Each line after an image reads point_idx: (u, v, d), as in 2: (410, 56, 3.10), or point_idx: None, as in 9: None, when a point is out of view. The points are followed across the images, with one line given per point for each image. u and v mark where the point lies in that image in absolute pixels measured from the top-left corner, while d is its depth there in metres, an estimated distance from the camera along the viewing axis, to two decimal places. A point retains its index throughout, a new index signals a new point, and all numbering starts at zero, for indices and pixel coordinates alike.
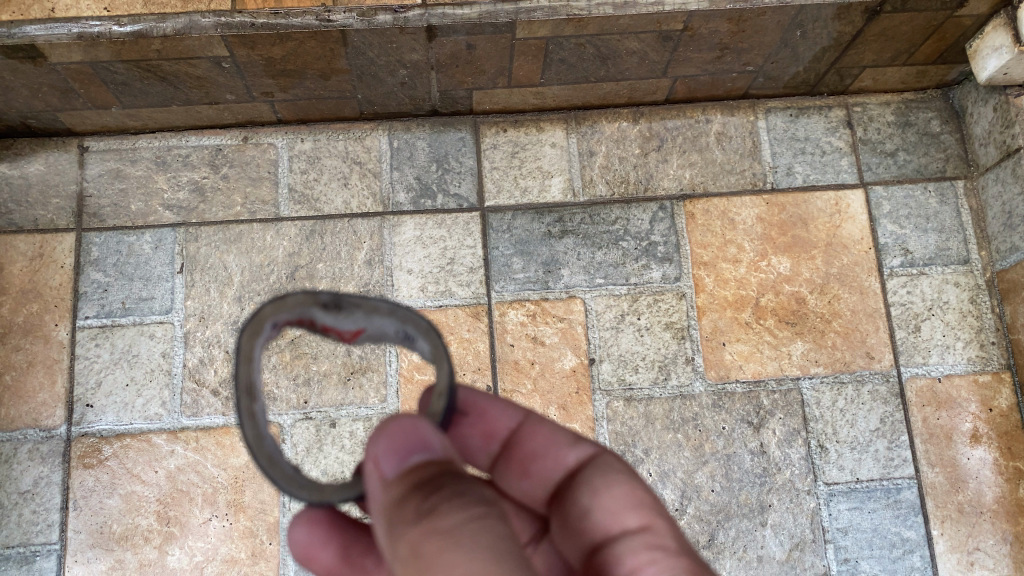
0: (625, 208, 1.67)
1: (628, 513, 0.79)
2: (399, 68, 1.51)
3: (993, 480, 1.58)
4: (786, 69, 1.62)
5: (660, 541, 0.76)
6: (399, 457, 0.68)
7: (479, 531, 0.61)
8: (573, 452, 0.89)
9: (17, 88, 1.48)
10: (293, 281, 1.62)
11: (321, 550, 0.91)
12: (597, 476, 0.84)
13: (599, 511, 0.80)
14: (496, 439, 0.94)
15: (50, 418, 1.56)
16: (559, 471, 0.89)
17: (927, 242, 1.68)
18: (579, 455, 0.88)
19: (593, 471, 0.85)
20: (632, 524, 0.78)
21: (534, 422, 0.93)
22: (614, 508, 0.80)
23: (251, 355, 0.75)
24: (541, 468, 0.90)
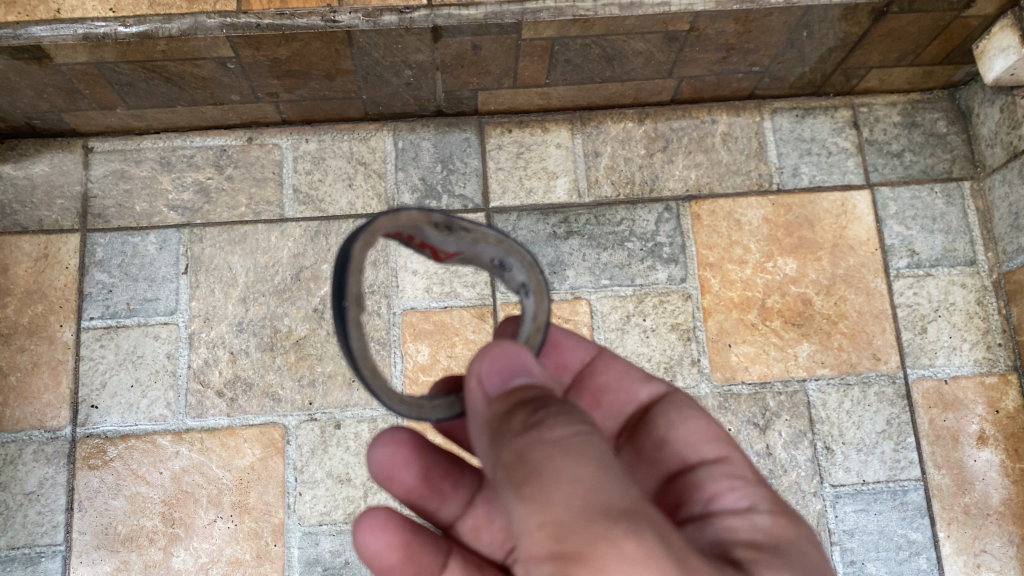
0: (630, 209, 1.67)
1: (703, 445, 0.88)
2: (405, 69, 1.51)
3: (1000, 481, 1.58)
4: (792, 70, 1.61)
5: (734, 471, 0.85)
6: (503, 376, 0.72)
7: (586, 441, 0.63)
8: (645, 387, 0.99)
9: (22, 89, 1.48)
10: (298, 282, 1.61)
11: (403, 470, 1.00)
12: (673, 411, 0.93)
13: (676, 441, 0.89)
14: (569, 370, 1.04)
15: (55, 419, 1.55)
16: (631, 402, 0.99)
17: (934, 243, 1.67)
18: (650, 391, 0.98)
19: (669, 405, 0.94)
20: (708, 455, 0.88)
21: (607, 358, 1.04)
22: (691, 440, 0.89)
23: (359, 258, 0.75)
24: (614, 400, 1.00)
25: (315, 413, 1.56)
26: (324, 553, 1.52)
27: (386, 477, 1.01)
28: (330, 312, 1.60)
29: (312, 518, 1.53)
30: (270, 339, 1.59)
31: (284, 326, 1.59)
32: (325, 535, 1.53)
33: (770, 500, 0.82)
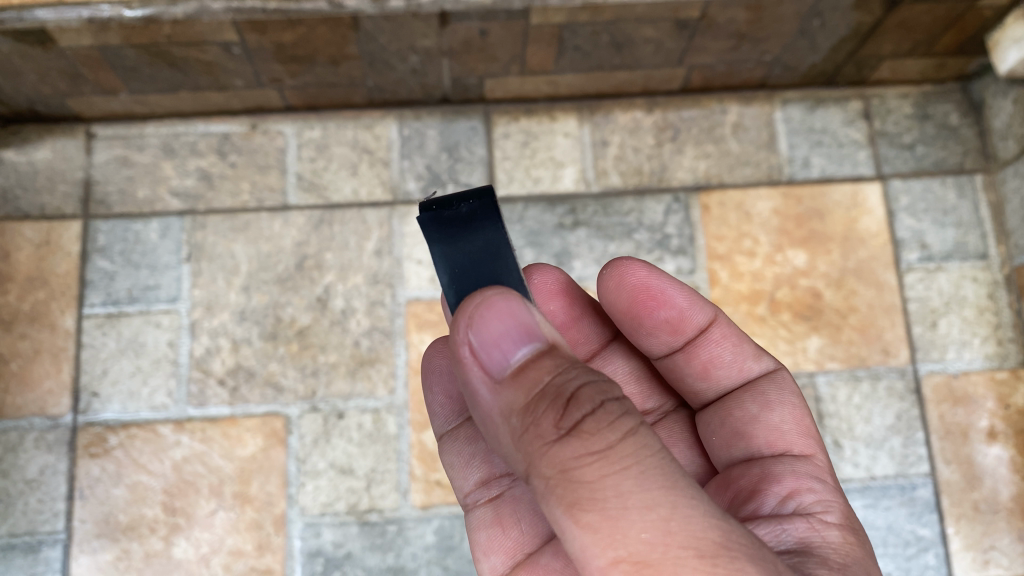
0: (639, 199, 1.64)
1: (794, 436, 0.94)
2: (411, 55, 1.49)
3: (1010, 477, 1.55)
4: (804, 60, 1.59)
5: (818, 469, 0.90)
6: (523, 341, 0.70)
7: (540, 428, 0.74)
8: (756, 364, 1.01)
9: (25, 73, 1.45)
10: (301, 270, 1.59)
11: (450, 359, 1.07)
12: (772, 391, 0.98)
13: (770, 424, 0.95)
14: (682, 333, 1.01)
15: (56, 406, 1.53)
16: (741, 377, 1.01)
17: (946, 236, 1.65)
18: (759, 368, 1.01)
19: (771, 384, 0.99)
20: (795, 447, 0.93)
21: (723, 327, 1.01)
22: (784, 429, 0.94)
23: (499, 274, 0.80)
24: (722, 369, 1.02)
25: (318, 402, 1.54)
26: (326, 544, 1.50)
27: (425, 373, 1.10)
28: (333, 301, 1.58)
29: (314, 509, 1.51)
30: (272, 328, 1.57)
31: (287, 315, 1.57)
32: (327, 526, 1.51)
33: (844, 512, 0.84)
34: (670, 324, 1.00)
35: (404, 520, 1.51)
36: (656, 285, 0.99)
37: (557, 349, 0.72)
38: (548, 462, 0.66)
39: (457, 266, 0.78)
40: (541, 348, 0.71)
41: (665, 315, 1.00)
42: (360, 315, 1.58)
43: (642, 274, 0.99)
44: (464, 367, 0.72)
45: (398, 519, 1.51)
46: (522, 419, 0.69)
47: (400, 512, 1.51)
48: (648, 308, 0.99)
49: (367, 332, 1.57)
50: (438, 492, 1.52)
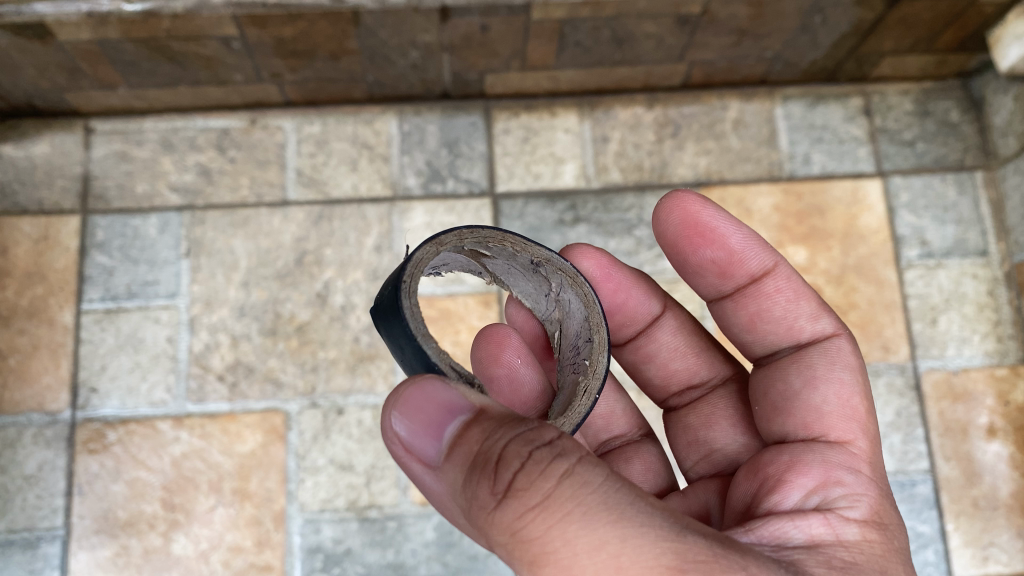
0: (639, 195, 1.64)
1: (835, 417, 0.90)
2: (411, 50, 1.48)
3: (1009, 474, 1.56)
4: (805, 56, 1.58)
5: (855, 458, 0.87)
6: (451, 416, 0.73)
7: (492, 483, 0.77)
8: (810, 325, 0.99)
9: (24, 67, 1.44)
10: (301, 266, 1.59)
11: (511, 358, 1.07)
12: (821, 365, 0.94)
13: (813, 405, 0.91)
14: (732, 278, 1.04)
15: (54, 402, 1.53)
16: (791, 336, 1.00)
17: (946, 233, 1.65)
18: (812, 330, 0.99)
19: (820, 357, 0.94)
20: (833, 431, 0.89)
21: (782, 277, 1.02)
22: (824, 411, 0.90)
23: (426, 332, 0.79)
24: (774, 327, 1.02)
25: (318, 398, 1.54)
26: (325, 540, 1.50)
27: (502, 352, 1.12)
28: (333, 297, 1.57)
29: (314, 505, 1.51)
30: (272, 324, 1.56)
31: (287, 311, 1.57)
32: (327, 522, 1.50)
33: (871, 507, 0.82)
34: (717, 265, 1.04)
35: (403, 516, 1.51)
36: (707, 220, 1.02)
37: (487, 408, 0.74)
38: (498, 527, 0.70)
39: (400, 349, 0.82)
40: (467, 418, 0.73)
41: (712, 255, 1.03)
42: (360, 311, 1.57)
43: (692, 208, 1.02)
44: (408, 458, 0.79)
45: (398, 515, 1.51)
46: (467, 489, 0.72)
47: (399, 508, 1.51)
48: (694, 245, 1.04)
49: (367, 329, 1.56)
50: None
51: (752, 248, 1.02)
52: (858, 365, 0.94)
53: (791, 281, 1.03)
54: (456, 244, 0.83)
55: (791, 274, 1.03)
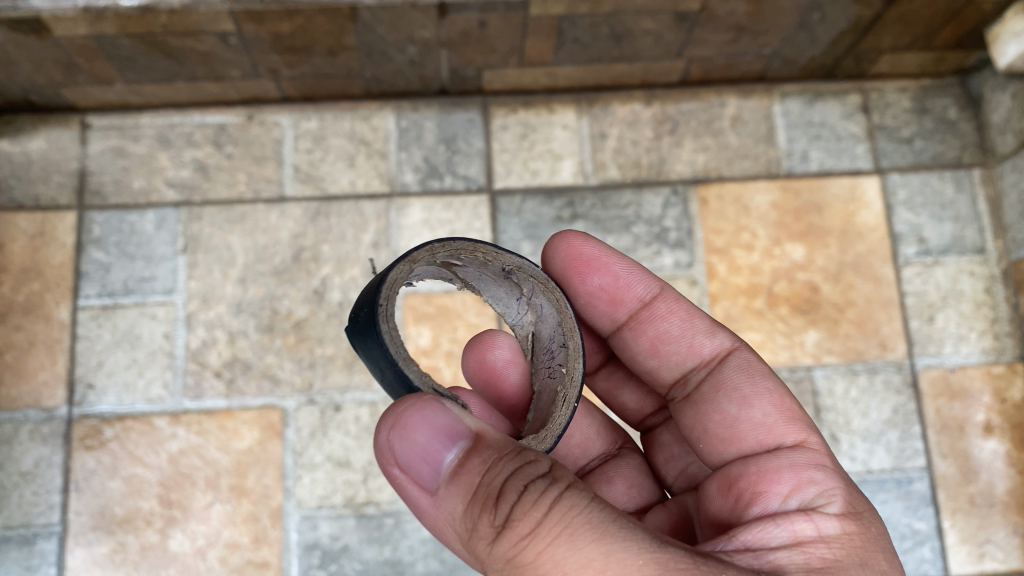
0: (637, 192, 1.63)
1: (780, 426, 0.90)
2: (409, 46, 1.48)
3: (1005, 472, 1.56)
4: (803, 53, 1.58)
5: (816, 454, 0.87)
6: (448, 445, 0.72)
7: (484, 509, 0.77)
8: (709, 341, 1.01)
9: (19, 62, 1.44)
10: (298, 263, 1.58)
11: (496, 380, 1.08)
12: (743, 381, 0.95)
13: (750, 420, 0.91)
14: (624, 305, 1.05)
15: (51, 399, 1.52)
16: (693, 353, 1.01)
17: (944, 231, 1.65)
18: (713, 346, 1.00)
19: (739, 375, 0.95)
20: (787, 437, 0.89)
21: (669, 301, 1.05)
22: (768, 420, 0.91)
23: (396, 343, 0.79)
24: (675, 351, 1.02)
25: (315, 395, 1.54)
26: (323, 537, 1.50)
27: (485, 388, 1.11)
28: (330, 294, 1.57)
29: (311, 502, 1.50)
30: (269, 320, 1.56)
31: (284, 308, 1.56)
32: (324, 519, 1.50)
33: (847, 498, 0.82)
34: (607, 293, 1.05)
35: (400, 513, 1.51)
36: (589, 252, 1.05)
37: (486, 436, 0.74)
38: (496, 558, 0.71)
39: (379, 368, 0.82)
40: (467, 447, 0.73)
41: (600, 283, 1.05)
42: None
43: (575, 242, 1.06)
44: (402, 485, 0.76)
45: (395, 512, 1.51)
46: (464, 521, 0.72)
47: (396, 505, 1.51)
48: (581, 276, 1.05)
49: None
50: None
51: (633, 275, 1.06)
52: (768, 369, 0.96)
53: (680, 304, 1.05)
54: (429, 259, 0.82)
55: (676, 296, 1.06)
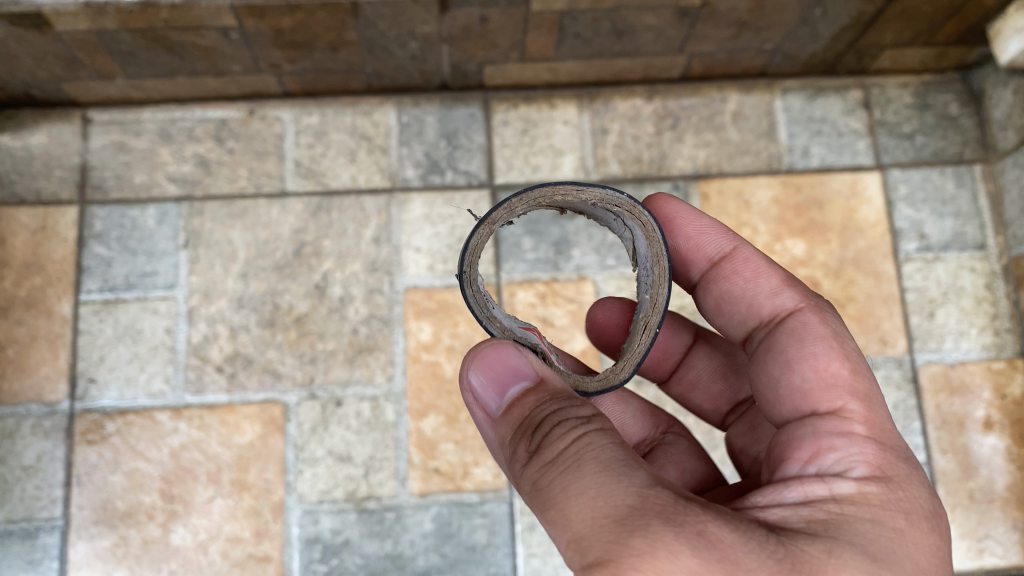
0: (638, 187, 1.63)
1: (817, 390, 0.80)
2: (410, 41, 1.48)
3: (1005, 467, 1.57)
4: (805, 48, 1.58)
5: (846, 424, 0.77)
6: (511, 380, 0.79)
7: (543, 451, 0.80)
8: (771, 301, 0.92)
9: (21, 57, 1.44)
10: (299, 258, 1.59)
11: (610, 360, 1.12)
12: (793, 344, 0.84)
13: (792, 386, 0.82)
14: (697, 268, 1.02)
15: (53, 393, 1.53)
16: (753, 314, 0.94)
17: (945, 227, 1.65)
18: (773, 306, 0.91)
19: (789, 338, 0.85)
20: (822, 403, 0.79)
21: (739, 257, 0.98)
22: (804, 386, 0.81)
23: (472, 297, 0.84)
24: (735, 309, 0.96)
25: (316, 390, 1.54)
26: (324, 531, 1.50)
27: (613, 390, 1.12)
28: (331, 289, 1.58)
29: (312, 496, 1.51)
30: (270, 316, 1.56)
31: (285, 303, 1.57)
32: (325, 513, 1.51)
33: (868, 464, 0.74)
34: (680, 256, 1.03)
35: (402, 507, 1.51)
36: (670, 211, 1.02)
37: (551, 382, 0.80)
38: (524, 482, 0.73)
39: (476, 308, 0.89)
40: (529, 386, 0.79)
41: (676, 246, 1.02)
42: (359, 303, 1.57)
43: (660, 204, 1.04)
44: (476, 414, 0.84)
45: (396, 506, 1.51)
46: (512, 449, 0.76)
47: (398, 500, 1.52)
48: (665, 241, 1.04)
49: (365, 320, 1.57)
50: (436, 479, 1.52)
51: (709, 232, 1.01)
52: (833, 332, 0.84)
53: (751, 261, 0.98)
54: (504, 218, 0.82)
55: (751, 254, 0.98)
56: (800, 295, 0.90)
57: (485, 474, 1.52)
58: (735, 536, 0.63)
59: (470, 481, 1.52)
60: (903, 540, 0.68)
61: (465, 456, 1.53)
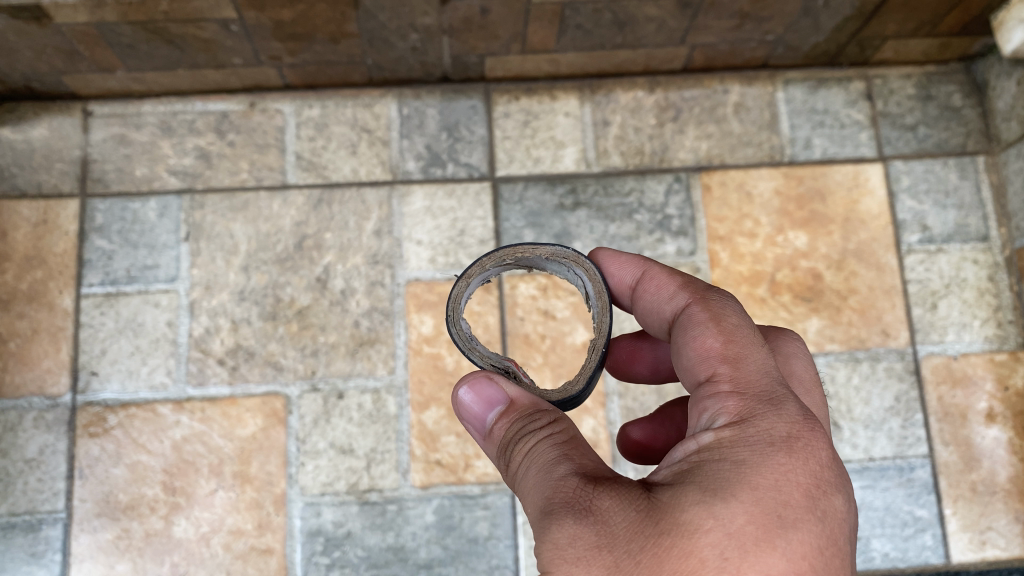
0: (639, 179, 1.63)
1: (696, 368, 0.78)
2: (411, 32, 1.47)
3: (1007, 459, 1.56)
4: (807, 39, 1.57)
5: (717, 390, 0.75)
6: (487, 409, 0.81)
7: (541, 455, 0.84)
8: (670, 304, 0.88)
9: (21, 50, 1.44)
10: (300, 250, 1.58)
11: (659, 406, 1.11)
12: (679, 336, 0.82)
13: (681, 369, 0.81)
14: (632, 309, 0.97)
15: (55, 386, 1.53)
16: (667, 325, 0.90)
17: (947, 218, 1.64)
18: (674, 306, 0.88)
19: (677, 332, 0.83)
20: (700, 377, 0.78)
21: (647, 276, 0.93)
22: (689, 366, 0.80)
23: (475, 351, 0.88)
24: (657, 328, 0.92)
25: (318, 382, 1.54)
26: (326, 523, 1.51)
27: (627, 455, 1.12)
28: (332, 282, 1.58)
29: (314, 489, 1.51)
30: (272, 308, 1.56)
31: (286, 295, 1.57)
32: (327, 505, 1.51)
33: (735, 418, 0.72)
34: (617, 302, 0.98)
35: (403, 500, 1.52)
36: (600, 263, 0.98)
37: (522, 402, 0.80)
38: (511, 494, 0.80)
39: None
40: (502, 411, 0.80)
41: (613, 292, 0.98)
42: (360, 296, 1.57)
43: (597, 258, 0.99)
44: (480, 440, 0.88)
45: (398, 498, 1.52)
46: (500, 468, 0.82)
47: (399, 492, 1.52)
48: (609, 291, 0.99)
49: (367, 313, 1.57)
50: (437, 472, 1.52)
51: (625, 265, 0.96)
52: (711, 312, 0.81)
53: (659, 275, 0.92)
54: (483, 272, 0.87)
55: (659, 270, 0.92)
56: (688, 289, 0.88)
57: (487, 465, 1.53)
58: (611, 503, 0.68)
59: (472, 474, 1.52)
60: (757, 482, 0.67)
61: (467, 448, 1.53)
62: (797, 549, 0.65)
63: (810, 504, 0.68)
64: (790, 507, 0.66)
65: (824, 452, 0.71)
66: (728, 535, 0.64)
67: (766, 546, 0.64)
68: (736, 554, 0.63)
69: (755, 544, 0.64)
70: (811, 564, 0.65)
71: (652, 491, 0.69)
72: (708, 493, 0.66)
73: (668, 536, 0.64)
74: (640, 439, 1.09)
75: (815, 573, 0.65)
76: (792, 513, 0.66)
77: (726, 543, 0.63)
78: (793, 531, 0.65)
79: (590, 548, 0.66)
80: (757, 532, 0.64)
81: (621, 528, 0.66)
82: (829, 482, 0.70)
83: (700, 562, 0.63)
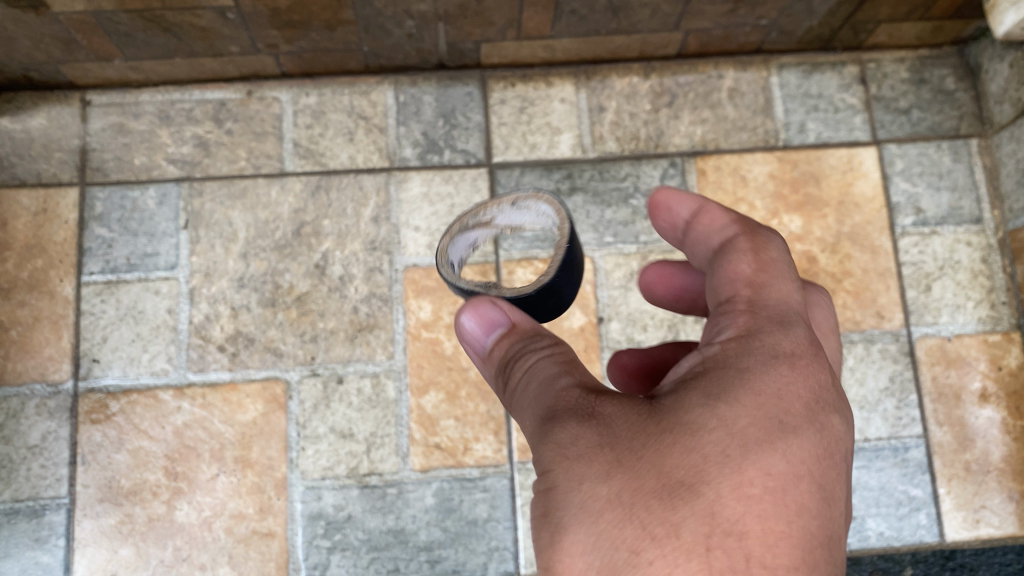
0: (635, 164, 1.65)
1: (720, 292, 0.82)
2: (407, 20, 1.48)
3: (1001, 438, 1.58)
4: (800, 24, 1.59)
5: (734, 311, 0.79)
6: (487, 332, 0.80)
7: None
8: (718, 235, 0.90)
9: (18, 39, 1.45)
10: (299, 237, 1.60)
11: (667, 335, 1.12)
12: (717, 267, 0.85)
13: (712, 291, 0.85)
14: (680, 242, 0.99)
15: (57, 373, 1.55)
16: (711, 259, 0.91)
17: (940, 201, 1.66)
18: (720, 238, 0.89)
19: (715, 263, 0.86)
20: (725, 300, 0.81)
21: (698, 211, 0.94)
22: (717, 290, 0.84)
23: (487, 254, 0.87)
24: (699, 256, 0.94)
25: (317, 367, 1.56)
26: (326, 507, 1.52)
27: (617, 379, 1.14)
28: (331, 268, 1.59)
29: (315, 473, 1.53)
30: (271, 295, 1.58)
31: (285, 282, 1.58)
32: (328, 489, 1.53)
33: (743, 333, 0.76)
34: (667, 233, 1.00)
35: (403, 483, 1.53)
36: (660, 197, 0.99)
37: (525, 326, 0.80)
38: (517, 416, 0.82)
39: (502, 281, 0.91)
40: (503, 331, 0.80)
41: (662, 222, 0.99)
42: (358, 282, 1.59)
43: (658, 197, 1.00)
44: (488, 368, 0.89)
45: (398, 482, 1.53)
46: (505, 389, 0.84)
47: (399, 475, 1.53)
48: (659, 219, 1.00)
49: (366, 299, 1.58)
50: (437, 455, 1.54)
51: (678, 197, 0.97)
52: (749, 244, 0.84)
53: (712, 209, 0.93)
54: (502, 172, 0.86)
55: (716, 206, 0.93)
56: (739, 222, 0.88)
57: (486, 448, 1.55)
58: (616, 408, 0.71)
59: (471, 457, 1.54)
60: (759, 387, 0.70)
61: (466, 432, 1.55)
62: (785, 448, 0.68)
63: (811, 416, 0.71)
64: (790, 414, 0.70)
65: (823, 373, 0.74)
66: (729, 435, 0.67)
67: (766, 447, 0.67)
68: (737, 452, 0.66)
69: (754, 443, 0.67)
70: (808, 467, 0.68)
71: (655, 399, 0.72)
72: (711, 397, 0.70)
73: (667, 432, 0.68)
74: (629, 364, 1.10)
75: (810, 475, 0.68)
76: (792, 420, 0.69)
77: (720, 438, 0.67)
78: (793, 436, 0.69)
79: (593, 446, 0.69)
80: (749, 429, 0.68)
81: (624, 429, 0.69)
82: (830, 401, 0.73)
83: (702, 457, 0.66)
